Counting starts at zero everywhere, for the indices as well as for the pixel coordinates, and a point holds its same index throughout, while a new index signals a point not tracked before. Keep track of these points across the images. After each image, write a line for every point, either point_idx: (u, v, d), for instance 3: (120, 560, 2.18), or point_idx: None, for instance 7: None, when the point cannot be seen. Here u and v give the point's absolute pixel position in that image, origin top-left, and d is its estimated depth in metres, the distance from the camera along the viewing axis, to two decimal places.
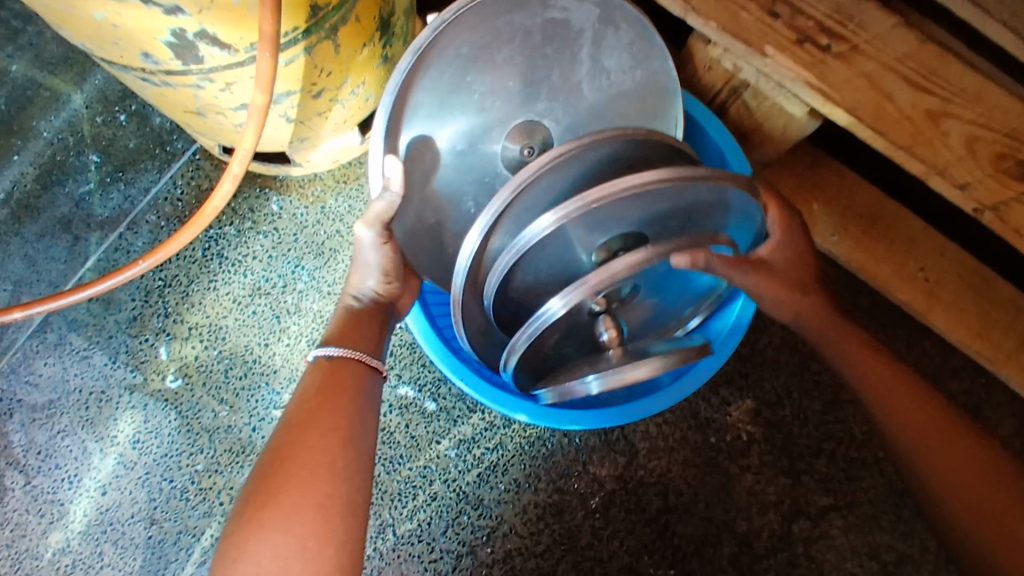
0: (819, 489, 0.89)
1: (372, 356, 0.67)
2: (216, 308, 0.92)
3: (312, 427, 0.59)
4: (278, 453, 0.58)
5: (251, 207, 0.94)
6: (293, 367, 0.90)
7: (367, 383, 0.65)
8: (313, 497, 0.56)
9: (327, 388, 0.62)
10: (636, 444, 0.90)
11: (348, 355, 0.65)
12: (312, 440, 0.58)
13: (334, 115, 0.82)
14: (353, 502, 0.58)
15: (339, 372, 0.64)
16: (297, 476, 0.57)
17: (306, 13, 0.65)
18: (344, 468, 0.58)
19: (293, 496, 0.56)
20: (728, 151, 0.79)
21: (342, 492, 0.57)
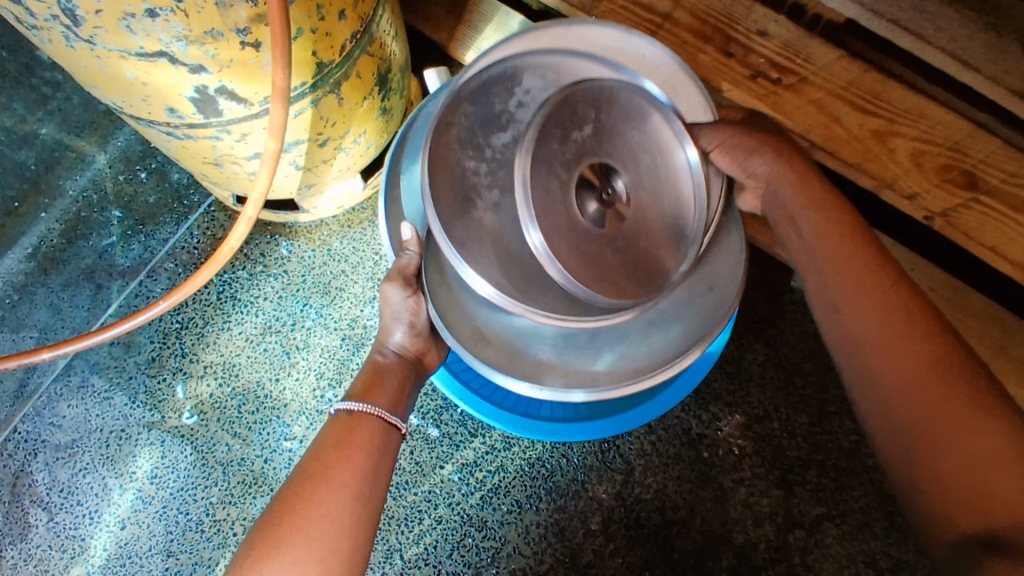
0: (811, 499, 0.92)
1: (392, 414, 0.71)
2: (229, 347, 0.97)
3: (324, 481, 0.62)
4: (290, 500, 0.60)
5: (262, 252, 1.00)
6: (302, 400, 0.95)
7: (381, 441, 0.68)
8: (317, 553, 0.57)
9: (344, 444, 0.66)
10: (631, 461, 0.93)
11: (367, 410, 0.69)
12: (325, 491, 0.61)
13: (338, 163, 0.90)
14: (356, 561, 0.59)
15: (355, 428, 0.68)
16: (302, 527, 0.58)
17: (313, 69, 0.73)
18: (351, 527, 0.60)
19: (298, 550, 0.57)
20: None
21: (345, 549, 0.59)
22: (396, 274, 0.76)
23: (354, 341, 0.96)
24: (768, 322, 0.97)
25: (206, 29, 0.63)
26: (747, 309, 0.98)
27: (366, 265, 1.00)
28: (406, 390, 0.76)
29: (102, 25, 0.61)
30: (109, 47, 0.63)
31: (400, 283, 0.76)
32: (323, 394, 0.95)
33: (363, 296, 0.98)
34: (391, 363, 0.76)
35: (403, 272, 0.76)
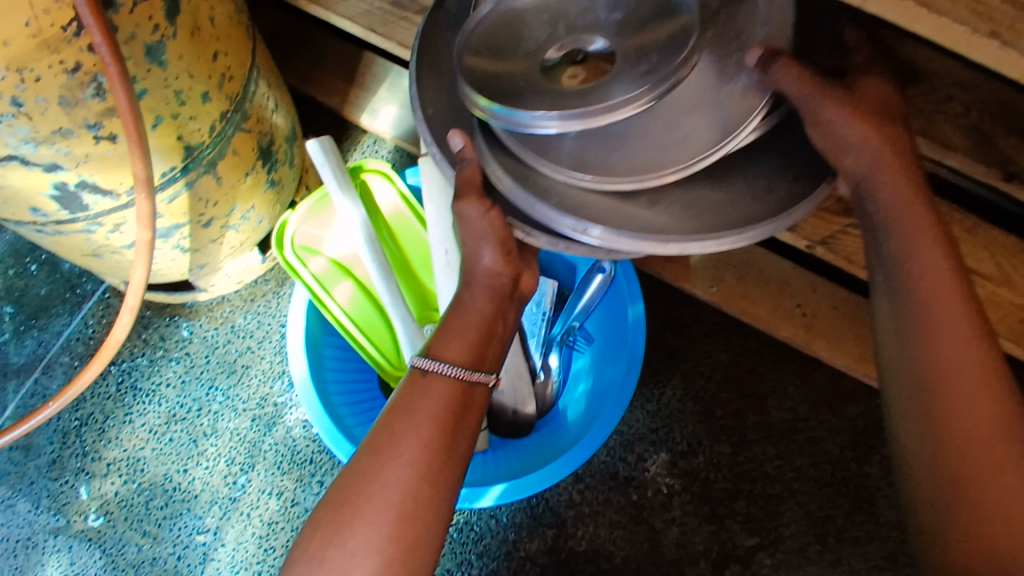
0: (743, 530, 0.91)
1: (475, 371, 0.61)
2: (133, 441, 0.93)
3: (389, 455, 0.55)
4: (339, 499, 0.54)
5: (161, 336, 0.97)
6: (213, 489, 0.90)
7: (461, 397, 0.59)
8: (380, 541, 0.52)
9: (411, 409, 0.58)
10: (562, 514, 0.92)
11: (444, 369, 0.59)
12: (388, 470, 0.55)
13: (228, 240, 0.87)
14: (424, 546, 0.53)
15: (426, 387, 0.59)
16: (368, 508, 0.53)
17: (181, 152, 0.71)
18: (412, 511, 0.53)
19: (359, 535, 0.52)
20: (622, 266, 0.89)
21: (405, 539, 0.53)
22: (470, 187, 0.61)
23: (264, 420, 0.92)
24: (682, 355, 0.98)
25: (54, 128, 0.61)
26: (660, 345, 0.98)
27: (273, 339, 0.96)
28: (498, 334, 0.64)
29: None
30: None
31: (477, 197, 0.61)
32: (235, 480, 0.90)
33: (272, 371, 0.95)
34: (477, 302, 0.64)
35: (471, 183, 0.62)
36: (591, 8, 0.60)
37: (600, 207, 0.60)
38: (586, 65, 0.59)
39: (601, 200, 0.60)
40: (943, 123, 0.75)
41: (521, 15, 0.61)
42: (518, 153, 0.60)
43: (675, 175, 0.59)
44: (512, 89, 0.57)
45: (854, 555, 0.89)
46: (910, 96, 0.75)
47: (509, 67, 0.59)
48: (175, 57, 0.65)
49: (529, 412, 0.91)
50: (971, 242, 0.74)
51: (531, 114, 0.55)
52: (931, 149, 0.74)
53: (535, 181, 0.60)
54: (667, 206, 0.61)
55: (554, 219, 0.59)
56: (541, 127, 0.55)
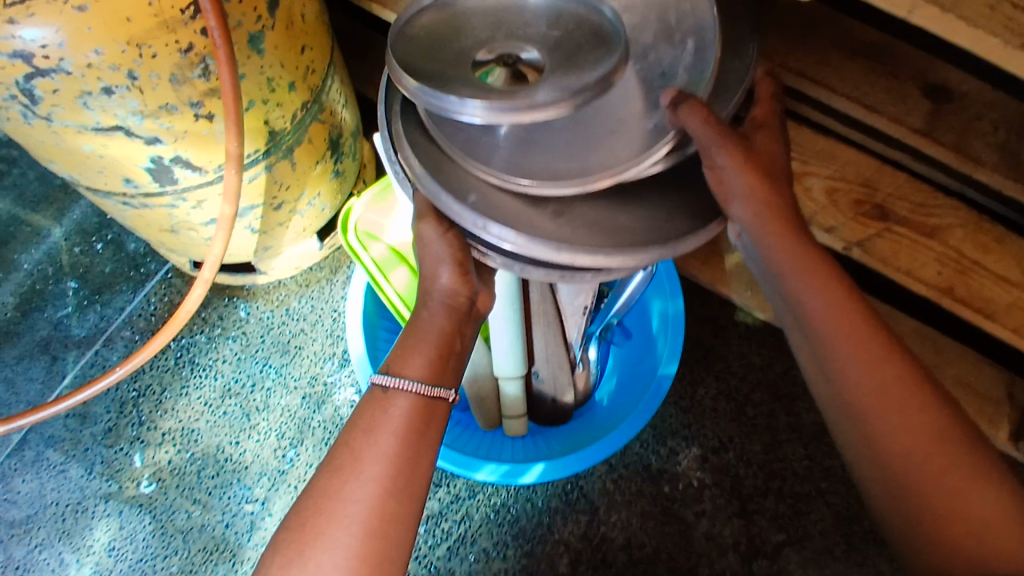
0: (771, 526, 0.94)
1: (436, 386, 0.62)
2: (188, 412, 0.97)
3: (352, 475, 0.55)
4: (312, 510, 0.54)
5: (220, 315, 1.02)
6: (263, 462, 0.94)
7: (422, 418, 0.60)
8: (345, 559, 0.52)
9: (371, 430, 0.58)
10: (595, 501, 0.95)
11: (406, 388, 0.61)
12: (350, 488, 0.55)
13: (293, 225, 0.92)
14: (390, 564, 0.53)
15: (389, 409, 0.60)
16: (331, 528, 0.53)
17: (265, 136, 0.77)
18: (381, 526, 0.54)
19: (325, 554, 0.52)
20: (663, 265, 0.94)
21: (375, 551, 0.53)
22: (428, 209, 0.66)
23: (315, 399, 0.96)
24: (715, 355, 1.02)
25: (161, 104, 0.67)
26: (695, 345, 1.02)
27: (325, 323, 1.01)
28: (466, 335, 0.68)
29: (60, 102, 0.64)
30: (66, 124, 0.66)
31: (435, 218, 0.65)
32: (284, 454, 0.94)
33: (323, 353, 0.99)
34: (435, 318, 0.66)
35: (428, 205, 0.65)
36: (532, 24, 0.56)
37: (506, 206, 0.59)
38: (516, 73, 0.54)
39: (511, 201, 0.59)
40: (974, 140, 0.79)
41: (465, 16, 0.57)
42: (442, 148, 0.60)
43: (613, 179, 0.57)
44: (436, 77, 0.52)
45: (879, 555, 0.92)
46: (944, 113, 0.81)
47: (439, 59, 0.54)
48: (271, 47, 0.71)
49: (568, 402, 0.94)
50: (1001, 251, 0.78)
51: (454, 99, 0.49)
52: (961, 163, 0.79)
53: (447, 175, 0.60)
54: (572, 218, 0.59)
55: (458, 214, 0.59)
56: (464, 115, 0.50)
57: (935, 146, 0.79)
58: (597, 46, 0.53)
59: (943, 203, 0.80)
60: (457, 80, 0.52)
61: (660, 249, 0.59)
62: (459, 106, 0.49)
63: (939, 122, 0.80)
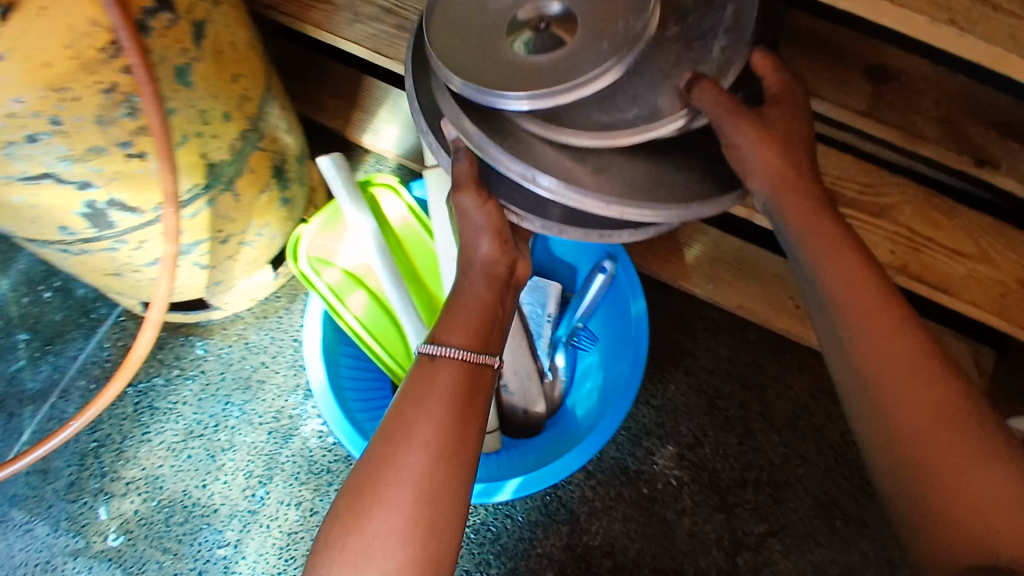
0: (752, 517, 0.94)
1: (480, 353, 0.64)
2: (151, 459, 0.94)
3: (403, 442, 0.58)
4: (367, 482, 0.57)
5: (176, 355, 0.99)
6: (232, 503, 0.91)
7: (472, 381, 0.62)
8: (398, 525, 0.55)
9: (420, 395, 0.60)
10: (575, 510, 0.94)
11: (449, 356, 0.62)
12: (401, 456, 0.57)
13: (243, 256, 0.90)
14: (443, 525, 0.57)
15: (435, 375, 0.61)
16: (384, 496, 0.56)
17: (203, 170, 0.75)
18: (429, 497, 0.56)
19: (380, 520, 0.56)
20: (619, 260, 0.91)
21: (427, 519, 0.56)
22: (467, 180, 0.65)
23: (280, 433, 0.94)
24: (684, 351, 1.01)
25: (88, 147, 0.65)
26: (663, 342, 1.02)
27: (286, 353, 0.99)
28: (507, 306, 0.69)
29: None
30: None
31: (474, 189, 0.65)
32: (253, 493, 0.92)
33: (286, 386, 0.97)
34: (476, 289, 0.67)
35: (467, 176, 0.65)
36: None
37: (552, 158, 0.59)
38: (551, 34, 0.58)
39: (555, 154, 0.59)
40: (916, 116, 0.80)
41: None
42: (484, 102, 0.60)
43: (629, 139, 0.58)
44: (480, 64, 0.57)
45: (861, 535, 0.93)
46: (885, 93, 0.81)
47: (479, 34, 0.58)
48: (201, 79, 0.69)
49: (540, 412, 0.94)
50: (951, 225, 0.78)
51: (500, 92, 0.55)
52: (905, 140, 0.79)
53: (495, 126, 0.59)
54: (612, 174, 0.60)
55: (504, 165, 0.59)
56: (509, 103, 0.55)
57: (878, 127, 0.79)
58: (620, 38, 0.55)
59: (891, 181, 0.79)
60: (501, 61, 0.57)
61: (697, 208, 0.61)
62: (505, 98, 0.55)
63: (880, 102, 0.80)
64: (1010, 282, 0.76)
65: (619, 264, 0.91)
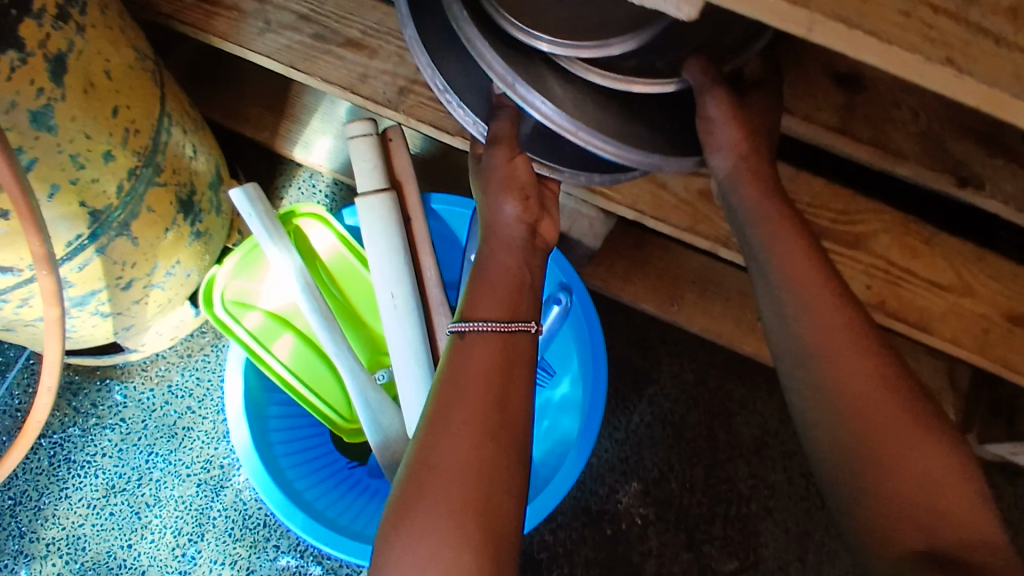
0: (722, 555, 0.89)
1: (513, 320, 0.56)
2: (71, 518, 0.86)
3: (443, 425, 0.49)
4: (410, 473, 0.48)
5: (93, 402, 0.90)
6: (161, 564, 0.85)
7: (513, 348, 0.55)
8: (448, 509, 0.45)
9: (457, 375, 0.52)
10: (536, 556, 0.88)
11: (483, 330, 0.54)
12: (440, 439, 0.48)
13: (155, 298, 0.81)
14: (501, 506, 0.46)
15: (472, 353, 0.54)
16: (431, 480, 0.46)
17: (86, 219, 0.65)
18: (483, 479, 0.46)
19: (426, 509, 0.45)
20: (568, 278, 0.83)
21: (480, 501, 0.46)
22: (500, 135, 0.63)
23: (211, 484, 0.87)
24: (647, 378, 0.94)
25: None
26: (624, 368, 0.94)
27: (214, 396, 0.90)
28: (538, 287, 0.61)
29: None
30: None
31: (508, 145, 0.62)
32: (184, 552, 0.85)
33: (216, 431, 0.89)
34: (500, 280, 0.59)
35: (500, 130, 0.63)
36: None
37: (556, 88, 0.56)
38: None
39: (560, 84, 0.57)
40: (892, 131, 0.72)
41: None
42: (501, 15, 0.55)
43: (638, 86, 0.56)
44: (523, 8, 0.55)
45: (833, 568, 0.88)
46: (859, 104, 0.73)
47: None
48: (67, 120, 0.59)
49: None
50: (931, 253, 0.73)
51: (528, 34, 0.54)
52: (881, 158, 0.72)
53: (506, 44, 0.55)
54: (612, 112, 0.57)
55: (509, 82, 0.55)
56: (530, 41, 0.54)
57: (852, 144, 0.71)
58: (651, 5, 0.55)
59: (866, 207, 0.74)
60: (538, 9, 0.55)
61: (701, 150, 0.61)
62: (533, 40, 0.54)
63: (854, 115, 0.72)
64: (993, 315, 0.72)
65: (568, 283, 0.83)
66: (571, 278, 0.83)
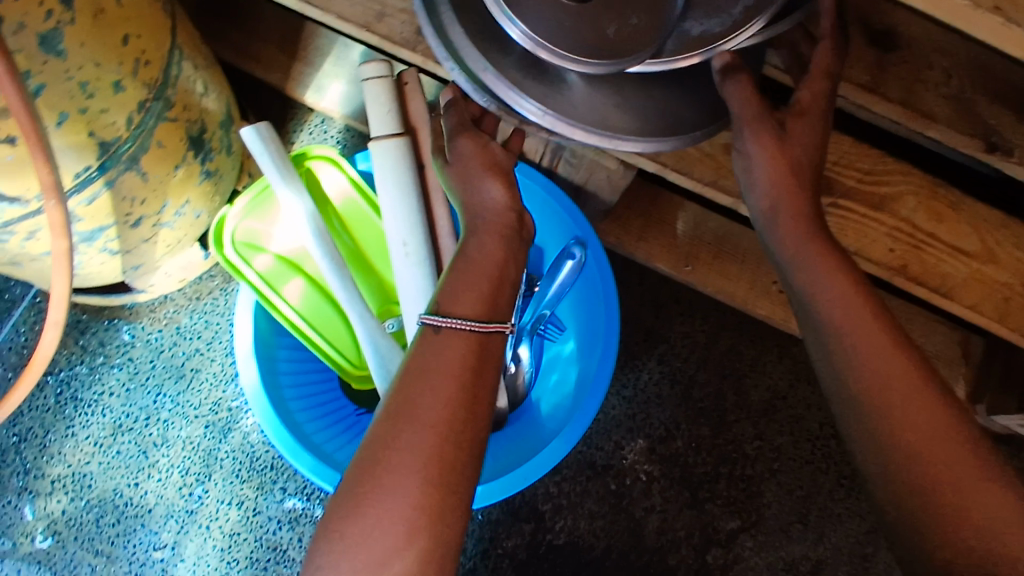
0: (725, 513, 0.90)
1: (489, 321, 0.57)
2: (77, 455, 0.87)
3: (407, 422, 0.52)
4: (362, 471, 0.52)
5: (100, 342, 0.89)
6: (168, 503, 0.86)
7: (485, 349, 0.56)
8: (402, 510, 0.49)
9: (424, 369, 0.54)
10: (539, 507, 0.89)
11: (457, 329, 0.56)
12: (406, 436, 0.51)
13: (163, 238, 0.79)
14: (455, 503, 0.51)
15: (445, 351, 0.55)
16: (387, 481, 0.50)
17: (95, 150, 0.63)
18: None
19: (383, 504, 0.50)
20: (580, 229, 0.81)
21: (434, 501, 0.50)
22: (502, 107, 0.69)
23: (219, 427, 0.87)
24: (658, 337, 0.93)
25: None
26: (635, 327, 0.94)
27: (222, 339, 0.90)
28: None
29: None
30: None
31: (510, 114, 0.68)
32: (191, 492, 0.86)
33: (223, 375, 0.89)
34: None
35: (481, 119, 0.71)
36: None
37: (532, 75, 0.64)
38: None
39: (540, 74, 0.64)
40: (924, 92, 0.70)
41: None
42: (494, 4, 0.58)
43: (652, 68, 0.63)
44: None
45: (834, 530, 0.89)
46: (891, 62, 0.71)
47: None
48: (76, 45, 0.57)
49: (501, 406, 0.86)
50: (955, 219, 0.71)
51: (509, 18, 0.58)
52: (910, 120, 0.70)
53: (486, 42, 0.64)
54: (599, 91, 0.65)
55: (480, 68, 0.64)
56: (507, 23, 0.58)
57: (881, 104, 0.69)
58: (648, 13, 0.59)
59: (893, 167, 0.72)
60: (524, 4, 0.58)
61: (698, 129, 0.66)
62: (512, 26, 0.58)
63: (885, 74, 0.70)
64: (1014, 285, 0.71)
65: (582, 234, 0.81)
66: (584, 229, 0.82)
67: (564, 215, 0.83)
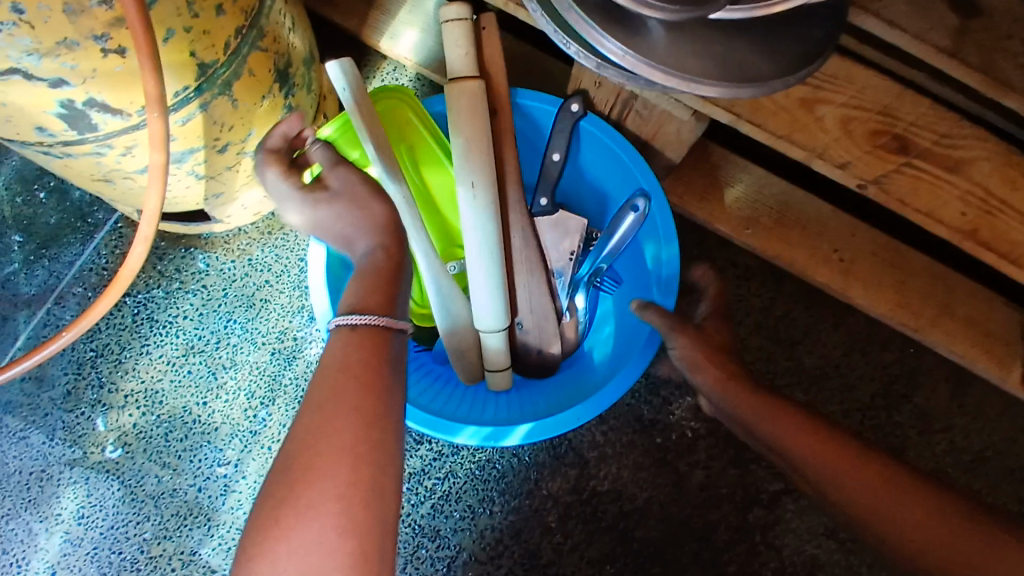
0: (768, 475, 0.90)
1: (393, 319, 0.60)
2: (150, 373, 0.91)
3: (335, 412, 0.54)
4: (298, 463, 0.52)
5: (176, 268, 0.93)
6: (233, 423, 0.90)
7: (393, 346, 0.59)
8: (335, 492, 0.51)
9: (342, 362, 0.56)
10: (585, 455, 0.91)
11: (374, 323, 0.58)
12: (334, 427, 0.53)
13: (245, 168, 0.83)
14: (382, 489, 0.53)
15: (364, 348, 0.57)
16: (319, 466, 0.52)
17: (194, 71, 0.66)
18: None
19: (314, 491, 0.51)
20: (645, 180, 0.82)
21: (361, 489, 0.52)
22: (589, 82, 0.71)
23: (284, 354, 0.91)
24: None
25: (58, 39, 0.57)
26: (689, 288, 0.94)
27: (292, 273, 0.93)
28: None
29: None
30: None
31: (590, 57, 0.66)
32: (256, 414, 0.90)
33: (291, 306, 0.92)
34: None
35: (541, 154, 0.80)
36: None
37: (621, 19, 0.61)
38: None
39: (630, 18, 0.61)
40: (1005, 60, 0.69)
41: None
42: None
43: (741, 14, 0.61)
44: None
45: None
46: (973, 28, 0.70)
47: None
48: None
49: (554, 352, 0.88)
50: None
51: None
52: (990, 87, 0.69)
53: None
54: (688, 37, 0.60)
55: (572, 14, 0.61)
56: None
57: (961, 69, 0.69)
58: None
59: (970, 133, 0.71)
60: None
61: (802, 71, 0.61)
62: None
63: (967, 39, 0.69)
64: None
65: (647, 187, 0.82)
66: (649, 181, 0.82)
67: (630, 167, 0.83)
